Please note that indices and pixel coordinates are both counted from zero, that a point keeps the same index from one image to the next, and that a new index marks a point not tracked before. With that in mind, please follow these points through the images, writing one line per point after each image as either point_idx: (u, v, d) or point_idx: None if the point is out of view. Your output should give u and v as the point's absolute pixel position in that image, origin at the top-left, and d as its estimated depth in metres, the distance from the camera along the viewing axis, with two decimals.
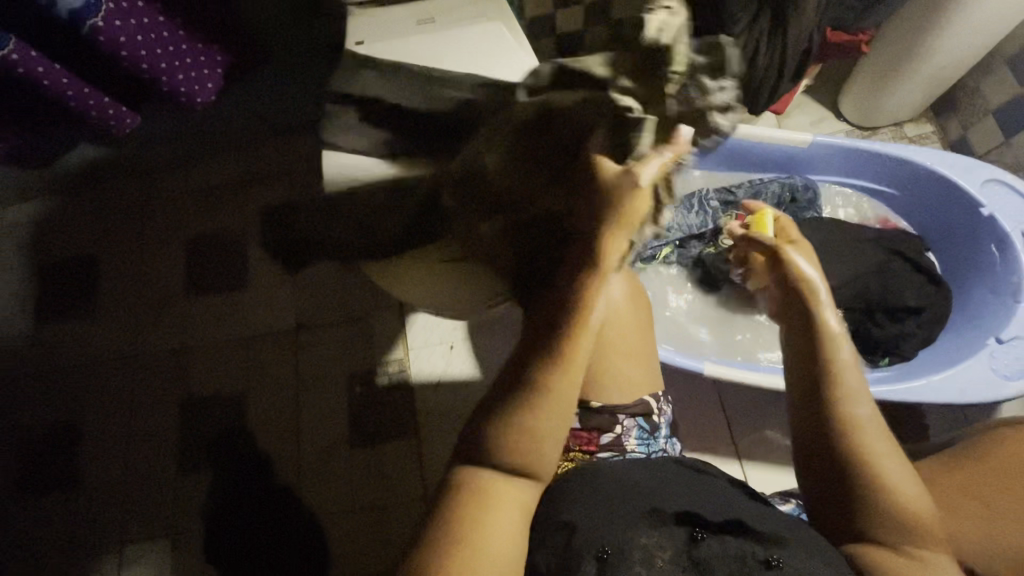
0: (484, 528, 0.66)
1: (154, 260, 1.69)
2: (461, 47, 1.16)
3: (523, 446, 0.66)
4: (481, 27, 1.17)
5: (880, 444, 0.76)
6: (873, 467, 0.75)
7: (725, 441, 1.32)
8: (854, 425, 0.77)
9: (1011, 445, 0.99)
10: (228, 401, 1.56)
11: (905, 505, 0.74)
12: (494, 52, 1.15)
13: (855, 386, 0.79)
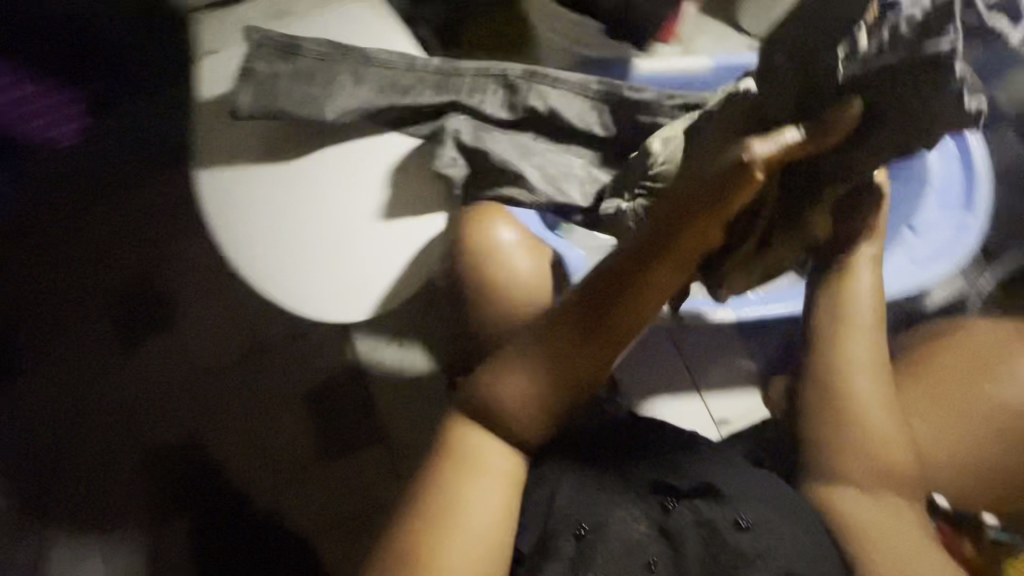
0: (469, 490, 0.73)
1: (70, 317, 1.58)
2: (295, 83, 1.14)
3: (514, 397, 0.72)
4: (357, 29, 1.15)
5: (863, 381, 0.84)
6: (845, 396, 0.83)
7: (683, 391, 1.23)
8: (844, 371, 0.84)
9: (938, 351, 0.93)
10: (185, 442, 1.47)
11: (863, 450, 0.81)
12: (334, 81, 1.16)
13: (874, 320, 0.86)
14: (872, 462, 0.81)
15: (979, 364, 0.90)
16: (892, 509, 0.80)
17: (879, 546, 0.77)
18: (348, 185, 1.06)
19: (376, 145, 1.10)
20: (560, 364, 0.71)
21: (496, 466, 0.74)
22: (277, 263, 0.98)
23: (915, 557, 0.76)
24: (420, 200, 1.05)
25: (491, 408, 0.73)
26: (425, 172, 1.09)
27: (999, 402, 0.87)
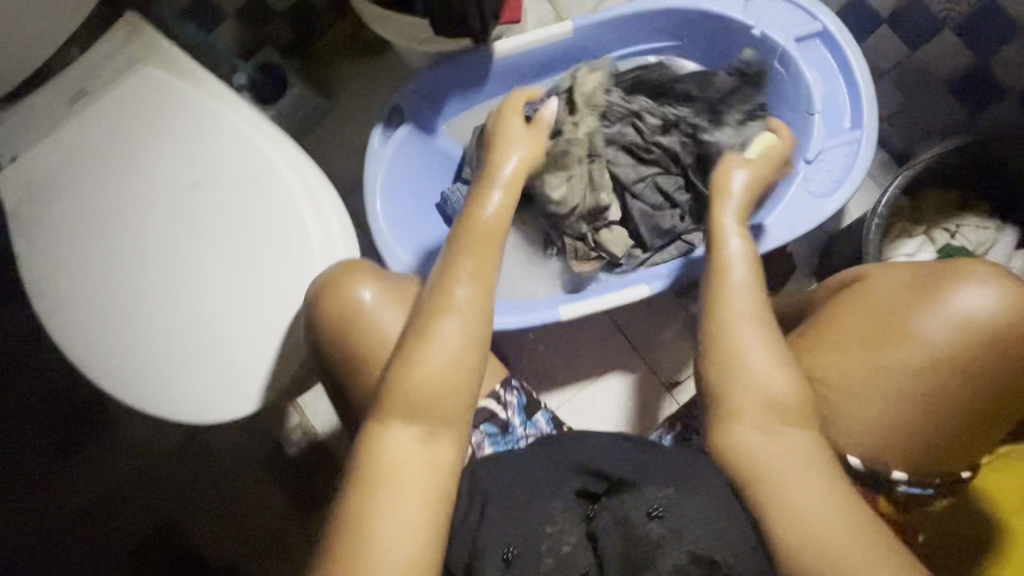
0: (390, 483, 0.51)
1: None
2: (145, 88, 0.74)
3: (436, 378, 0.54)
4: (352, 70, 1.21)
5: (757, 356, 0.57)
6: (716, 335, 0.59)
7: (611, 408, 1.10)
8: (717, 341, 0.59)
9: (868, 275, 0.64)
10: (101, 515, 1.10)
11: (768, 456, 0.54)
12: (207, 85, 0.75)
13: (890, 330, 0.59)
14: (761, 425, 0.55)
15: (916, 286, 0.60)
16: (796, 464, 0.53)
17: (790, 497, 0.52)
18: (209, 242, 0.72)
19: (249, 182, 0.72)
20: (409, 351, 0.55)
21: (428, 451, 0.53)
22: (117, 344, 0.72)
23: (794, 479, 0.52)
24: (304, 268, 0.70)
25: (401, 379, 0.54)
26: (324, 223, 0.72)
27: (917, 335, 0.58)
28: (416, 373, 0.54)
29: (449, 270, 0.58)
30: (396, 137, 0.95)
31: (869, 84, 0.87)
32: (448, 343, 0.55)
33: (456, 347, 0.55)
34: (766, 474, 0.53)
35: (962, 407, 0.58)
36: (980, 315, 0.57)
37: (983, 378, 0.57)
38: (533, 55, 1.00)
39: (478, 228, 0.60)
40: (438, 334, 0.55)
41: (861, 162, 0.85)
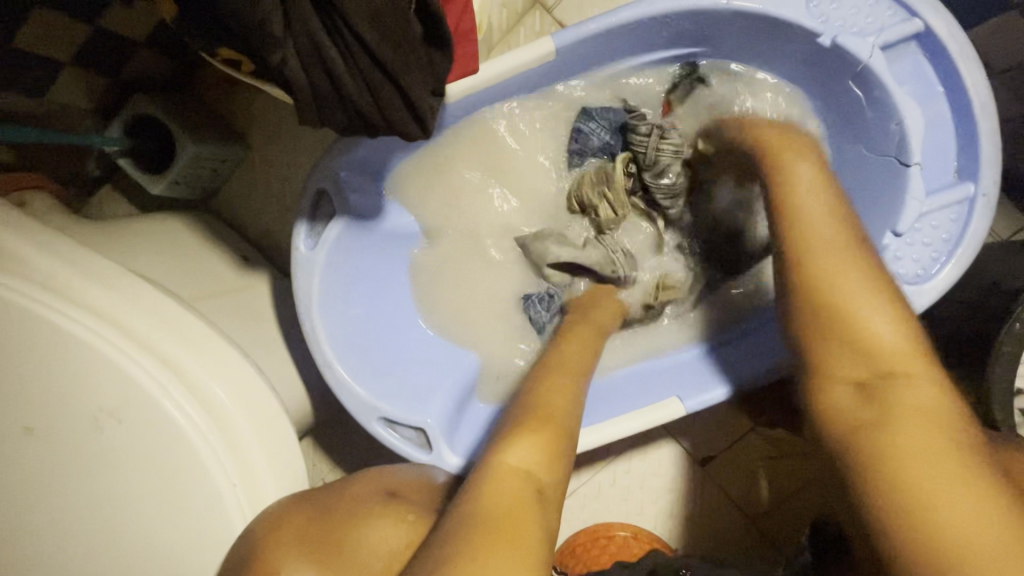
0: (507, 540, 0.43)
1: None
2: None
3: (502, 499, 0.47)
4: (261, 102, 0.92)
5: (879, 324, 0.51)
6: (843, 317, 0.52)
7: (636, 494, 0.96)
8: (854, 322, 0.52)
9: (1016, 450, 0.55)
10: None
11: (906, 429, 0.46)
12: (10, 265, 0.49)
13: None
14: (913, 414, 0.46)
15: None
16: (934, 440, 0.44)
17: (925, 478, 0.42)
18: (65, 513, 0.48)
19: (111, 419, 0.49)
20: (527, 421, 0.56)
21: (542, 506, 0.48)
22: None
23: (923, 453, 0.44)
24: (221, 531, 0.49)
25: (494, 455, 0.52)
26: (241, 454, 0.51)
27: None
28: (489, 497, 0.47)
29: (539, 426, 0.55)
30: (327, 238, 0.69)
31: (988, 110, 0.60)
32: (522, 471, 0.50)
33: (540, 439, 0.53)
34: (892, 452, 0.45)
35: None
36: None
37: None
38: (501, 87, 0.70)
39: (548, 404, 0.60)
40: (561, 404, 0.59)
41: (970, 236, 0.61)
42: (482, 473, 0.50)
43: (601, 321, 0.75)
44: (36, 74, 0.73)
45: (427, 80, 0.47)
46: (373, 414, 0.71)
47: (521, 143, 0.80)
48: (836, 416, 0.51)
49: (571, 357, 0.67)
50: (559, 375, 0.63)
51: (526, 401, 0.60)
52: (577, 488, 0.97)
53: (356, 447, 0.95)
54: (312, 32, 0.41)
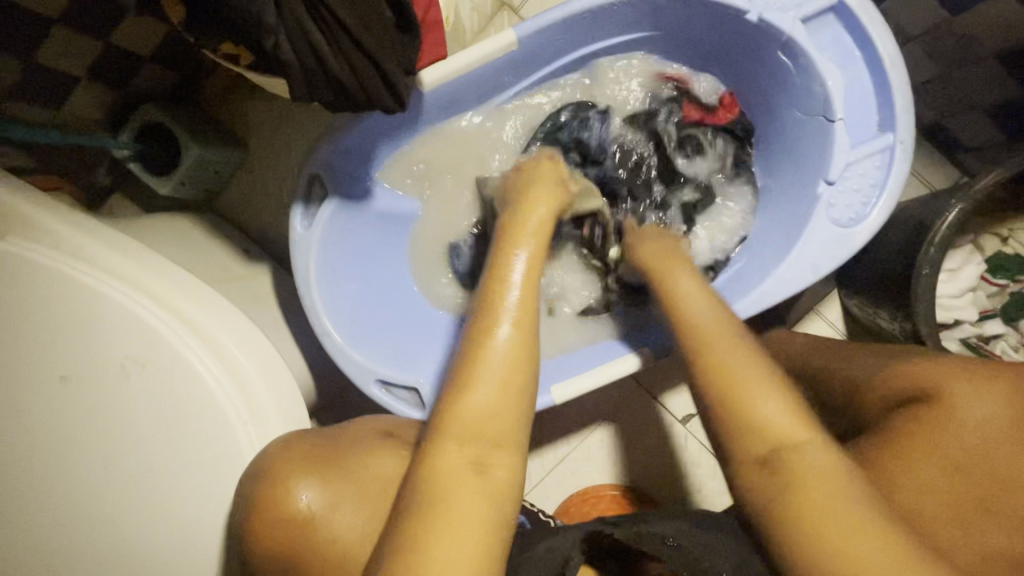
0: (448, 521, 0.46)
1: None
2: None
3: (449, 474, 0.48)
4: (256, 108, 1.00)
5: (771, 410, 0.51)
6: (733, 394, 0.53)
7: (623, 454, 1.02)
8: (745, 399, 0.52)
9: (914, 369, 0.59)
10: None
11: (818, 488, 0.47)
12: (46, 238, 0.56)
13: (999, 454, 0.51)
14: (823, 489, 0.47)
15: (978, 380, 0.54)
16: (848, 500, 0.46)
17: (848, 549, 0.44)
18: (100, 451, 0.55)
19: (136, 365, 0.56)
20: (463, 378, 0.51)
21: (484, 479, 0.48)
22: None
23: (849, 535, 0.44)
24: (235, 463, 0.56)
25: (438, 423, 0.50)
26: (252, 396, 0.58)
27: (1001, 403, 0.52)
28: (436, 472, 0.49)
29: (493, 377, 0.51)
30: (321, 217, 0.76)
31: (898, 68, 0.68)
32: (472, 440, 0.50)
33: (499, 393, 0.51)
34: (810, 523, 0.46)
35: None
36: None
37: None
38: (471, 75, 0.78)
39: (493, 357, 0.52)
40: (489, 355, 0.52)
41: (893, 179, 0.69)
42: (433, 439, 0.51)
43: (544, 212, 0.67)
44: (54, 87, 0.81)
45: (399, 60, 0.55)
46: (370, 377, 0.77)
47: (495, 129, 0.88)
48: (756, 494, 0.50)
49: (513, 282, 0.57)
50: (501, 323, 0.54)
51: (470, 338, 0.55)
52: (567, 454, 1.03)
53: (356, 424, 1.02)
54: (299, 19, 0.49)
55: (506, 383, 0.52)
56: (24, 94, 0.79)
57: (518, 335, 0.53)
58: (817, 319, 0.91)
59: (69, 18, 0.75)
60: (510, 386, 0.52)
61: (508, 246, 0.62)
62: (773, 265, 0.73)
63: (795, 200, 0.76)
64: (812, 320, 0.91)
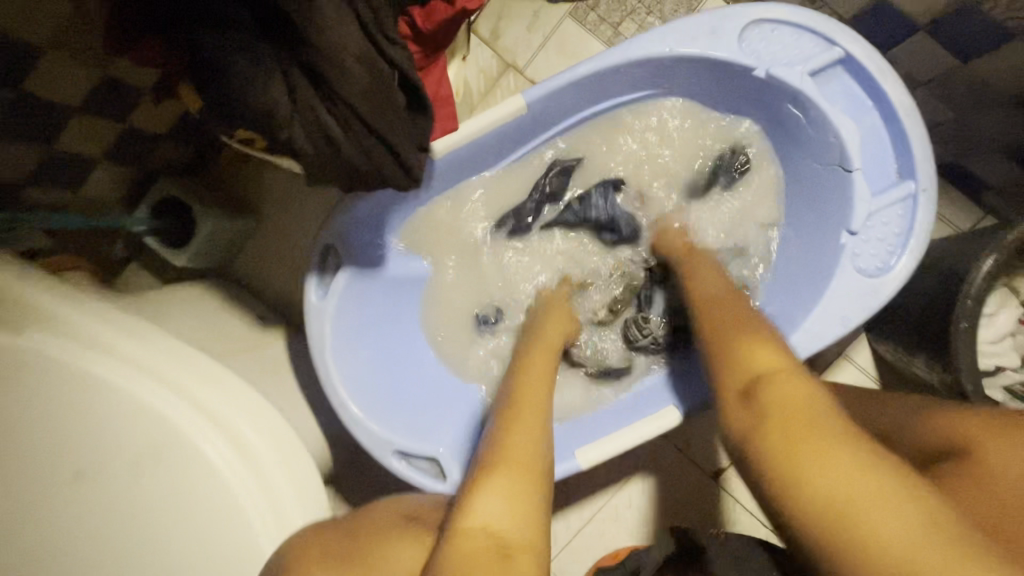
0: None
1: None
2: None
3: (467, 555, 0.49)
4: (269, 176, 1.01)
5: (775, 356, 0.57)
6: (733, 352, 0.59)
7: (654, 513, 0.97)
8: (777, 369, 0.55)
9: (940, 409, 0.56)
10: None
11: (833, 441, 0.47)
12: (61, 328, 0.55)
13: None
14: (800, 419, 0.49)
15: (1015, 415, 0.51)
16: (853, 455, 0.45)
17: (820, 480, 0.45)
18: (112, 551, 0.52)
19: (152, 456, 0.55)
20: (480, 475, 0.57)
21: (507, 563, 0.49)
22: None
23: (824, 463, 0.45)
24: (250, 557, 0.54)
25: (462, 517, 0.53)
26: (270, 486, 0.56)
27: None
28: (456, 550, 0.50)
29: (511, 467, 0.56)
30: (335, 286, 0.76)
31: (914, 116, 0.67)
32: (488, 518, 0.52)
33: (508, 486, 0.55)
34: (794, 470, 0.47)
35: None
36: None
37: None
38: (482, 141, 0.78)
39: (505, 457, 0.58)
40: (505, 446, 0.60)
41: (917, 231, 0.67)
42: (451, 525, 0.54)
43: (553, 337, 0.78)
44: (72, 172, 0.82)
45: (413, 139, 0.55)
46: (388, 449, 0.75)
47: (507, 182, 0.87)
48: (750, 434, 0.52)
49: (532, 394, 0.67)
50: (519, 418, 0.63)
51: (489, 441, 0.62)
52: (594, 514, 0.99)
53: (373, 488, 0.98)
54: (314, 112, 0.50)
55: (516, 469, 0.56)
56: (42, 183, 0.78)
57: (523, 437, 0.60)
58: (847, 365, 0.87)
59: (88, 106, 0.76)
60: (518, 474, 0.56)
61: (520, 363, 0.74)
62: (797, 318, 0.71)
63: (814, 252, 0.75)
64: (843, 366, 0.87)
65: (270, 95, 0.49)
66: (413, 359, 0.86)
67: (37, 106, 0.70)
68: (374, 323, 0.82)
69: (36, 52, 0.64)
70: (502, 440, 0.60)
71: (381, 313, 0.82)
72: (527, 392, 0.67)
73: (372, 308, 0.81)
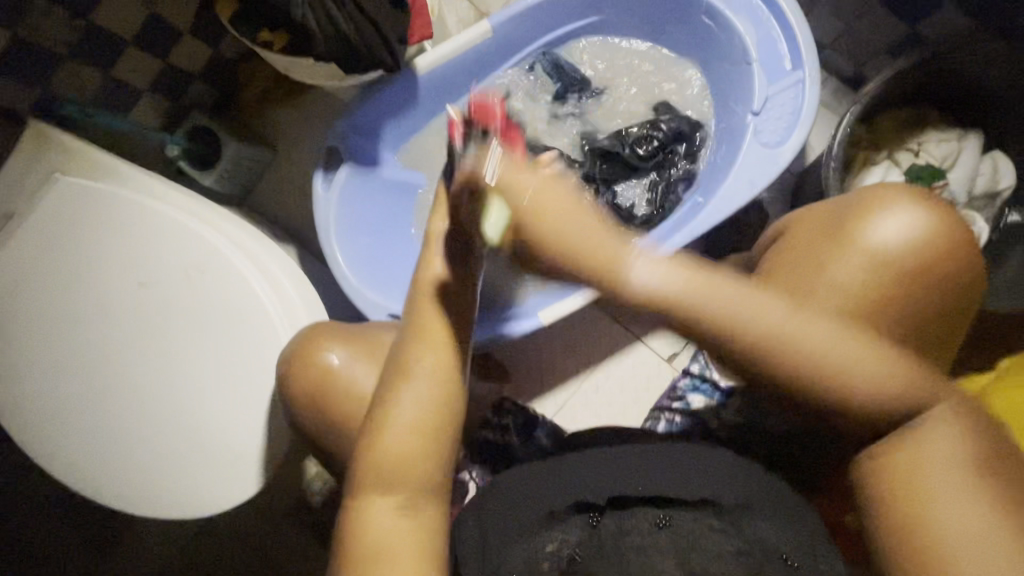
0: (384, 551, 0.53)
1: None
2: (67, 198, 0.70)
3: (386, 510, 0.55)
4: (280, 115, 1.18)
5: (823, 339, 0.53)
6: (773, 355, 0.53)
7: (619, 393, 1.08)
8: (834, 374, 0.53)
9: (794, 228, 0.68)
10: None
11: (924, 435, 0.53)
12: (127, 181, 0.72)
13: (898, 270, 0.59)
14: (893, 469, 0.54)
15: (833, 223, 0.64)
16: (951, 445, 0.52)
17: (928, 519, 0.50)
18: (178, 331, 0.70)
19: (197, 272, 0.70)
20: (375, 428, 0.57)
21: (412, 510, 0.56)
22: (100, 449, 0.70)
23: (932, 509, 0.50)
24: (273, 341, 0.70)
25: (364, 472, 0.57)
26: (287, 300, 0.71)
27: (865, 246, 0.60)
28: (368, 499, 0.56)
29: (412, 435, 0.57)
30: (338, 179, 0.92)
31: (800, 16, 0.83)
32: (386, 484, 0.56)
33: (405, 435, 0.56)
34: (915, 496, 0.52)
35: (947, 298, 0.59)
36: (911, 236, 0.59)
37: (938, 275, 0.58)
38: (457, 60, 0.95)
39: (392, 408, 0.57)
40: (399, 403, 0.57)
41: (806, 106, 0.82)
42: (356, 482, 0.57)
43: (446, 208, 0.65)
44: (124, 98, 1.00)
45: (397, 32, 0.74)
46: (383, 311, 0.90)
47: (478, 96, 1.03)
48: (877, 454, 0.55)
49: (430, 323, 0.60)
50: (420, 354, 0.59)
51: (386, 380, 0.59)
52: (566, 400, 1.09)
53: None
54: (321, 1, 0.67)
55: (413, 433, 0.57)
56: (100, 104, 0.97)
57: (432, 370, 0.58)
58: None
59: (139, 41, 0.94)
60: (419, 435, 0.57)
61: (416, 313, 0.61)
62: (718, 188, 0.86)
63: (732, 138, 0.90)
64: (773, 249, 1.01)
65: None
66: (406, 250, 1.01)
67: (101, 36, 0.88)
68: (360, 221, 0.96)
69: None
70: (400, 373, 0.58)
71: (373, 215, 0.98)
72: (421, 312, 0.61)
73: (365, 211, 0.97)
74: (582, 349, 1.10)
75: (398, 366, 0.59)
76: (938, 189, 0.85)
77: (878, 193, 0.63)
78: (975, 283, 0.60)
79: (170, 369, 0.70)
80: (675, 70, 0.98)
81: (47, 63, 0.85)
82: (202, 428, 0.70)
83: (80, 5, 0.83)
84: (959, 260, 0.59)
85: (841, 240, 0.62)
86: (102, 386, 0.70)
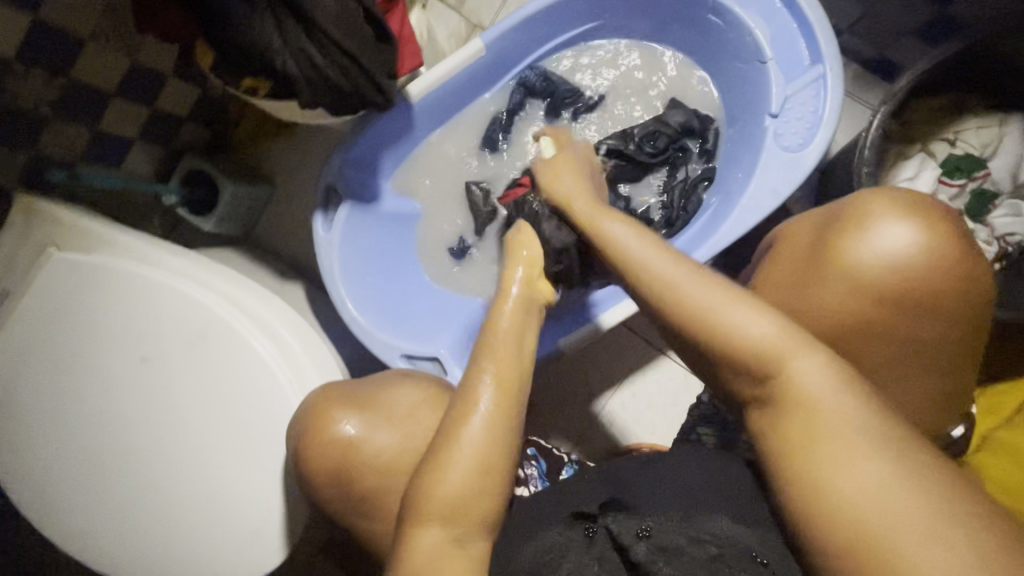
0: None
1: None
2: (60, 274, 0.67)
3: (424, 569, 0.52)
4: (275, 149, 1.15)
5: (744, 322, 0.48)
6: (709, 326, 0.49)
7: (647, 408, 1.03)
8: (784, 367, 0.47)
9: (781, 241, 0.63)
10: None
11: (828, 406, 0.45)
12: (117, 250, 0.69)
13: (885, 287, 0.54)
14: (810, 436, 0.45)
15: (821, 235, 0.58)
16: (876, 444, 0.43)
17: (842, 481, 0.42)
18: (184, 401, 0.68)
19: (199, 338, 0.67)
20: (444, 451, 0.53)
21: (465, 549, 0.53)
22: (122, 525, 0.69)
23: (865, 482, 0.42)
24: (281, 406, 0.67)
25: (424, 489, 0.53)
26: (295, 361, 0.68)
27: (850, 267, 0.55)
28: (424, 539, 0.52)
29: (486, 469, 0.53)
30: (338, 218, 0.88)
31: (816, 5, 0.77)
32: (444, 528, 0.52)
33: (473, 471, 0.52)
34: (824, 474, 0.43)
35: (947, 326, 0.55)
36: (903, 250, 0.54)
37: (931, 302, 0.54)
38: (452, 82, 0.90)
39: (453, 452, 0.53)
40: (466, 434, 0.53)
41: (831, 105, 0.76)
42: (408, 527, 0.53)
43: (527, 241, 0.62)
44: (114, 150, 0.97)
45: (385, 67, 0.69)
46: (396, 352, 0.86)
47: (475, 115, 0.98)
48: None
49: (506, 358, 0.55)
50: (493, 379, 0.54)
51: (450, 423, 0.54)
52: (593, 420, 1.04)
53: None
54: (302, 45, 0.63)
55: (482, 465, 0.53)
56: (88, 158, 0.94)
57: (497, 417, 0.53)
58: None
59: (122, 90, 0.90)
60: (484, 466, 0.53)
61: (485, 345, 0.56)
62: (738, 197, 0.81)
63: (752, 141, 0.85)
64: None
65: (265, 35, 0.63)
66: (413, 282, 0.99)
67: (81, 90, 0.84)
68: (365, 259, 0.92)
69: (76, 41, 0.79)
70: (467, 412, 0.53)
71: (375, 250, 0.94)
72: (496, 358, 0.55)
73: (366, 247, 0.93)
74: (603, 366, 1.04)
75: (464, 407, 0.54)
76: (978, 179, 0.80)
77: (869, 198, 0.57)
78: (979, 303, 0.55)
79: (181, 441, 0.68)
80: (670, 69, 0.95)
81: (29, 124, 0.82)
82: (218, 499, 0.67)
83: (60, 64, 0.79)
84: (952, 267, 0.53)
85: (824, 255, 0.57)
86: (113, 464, 0.68)
